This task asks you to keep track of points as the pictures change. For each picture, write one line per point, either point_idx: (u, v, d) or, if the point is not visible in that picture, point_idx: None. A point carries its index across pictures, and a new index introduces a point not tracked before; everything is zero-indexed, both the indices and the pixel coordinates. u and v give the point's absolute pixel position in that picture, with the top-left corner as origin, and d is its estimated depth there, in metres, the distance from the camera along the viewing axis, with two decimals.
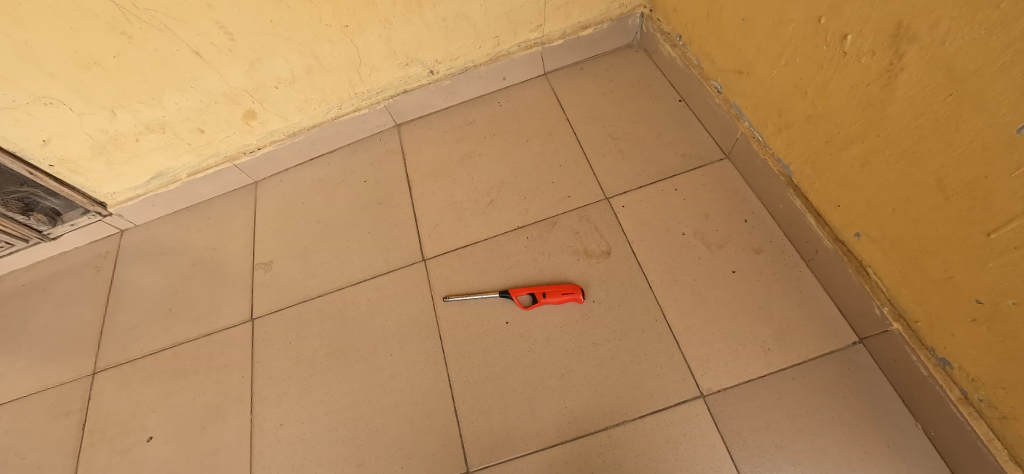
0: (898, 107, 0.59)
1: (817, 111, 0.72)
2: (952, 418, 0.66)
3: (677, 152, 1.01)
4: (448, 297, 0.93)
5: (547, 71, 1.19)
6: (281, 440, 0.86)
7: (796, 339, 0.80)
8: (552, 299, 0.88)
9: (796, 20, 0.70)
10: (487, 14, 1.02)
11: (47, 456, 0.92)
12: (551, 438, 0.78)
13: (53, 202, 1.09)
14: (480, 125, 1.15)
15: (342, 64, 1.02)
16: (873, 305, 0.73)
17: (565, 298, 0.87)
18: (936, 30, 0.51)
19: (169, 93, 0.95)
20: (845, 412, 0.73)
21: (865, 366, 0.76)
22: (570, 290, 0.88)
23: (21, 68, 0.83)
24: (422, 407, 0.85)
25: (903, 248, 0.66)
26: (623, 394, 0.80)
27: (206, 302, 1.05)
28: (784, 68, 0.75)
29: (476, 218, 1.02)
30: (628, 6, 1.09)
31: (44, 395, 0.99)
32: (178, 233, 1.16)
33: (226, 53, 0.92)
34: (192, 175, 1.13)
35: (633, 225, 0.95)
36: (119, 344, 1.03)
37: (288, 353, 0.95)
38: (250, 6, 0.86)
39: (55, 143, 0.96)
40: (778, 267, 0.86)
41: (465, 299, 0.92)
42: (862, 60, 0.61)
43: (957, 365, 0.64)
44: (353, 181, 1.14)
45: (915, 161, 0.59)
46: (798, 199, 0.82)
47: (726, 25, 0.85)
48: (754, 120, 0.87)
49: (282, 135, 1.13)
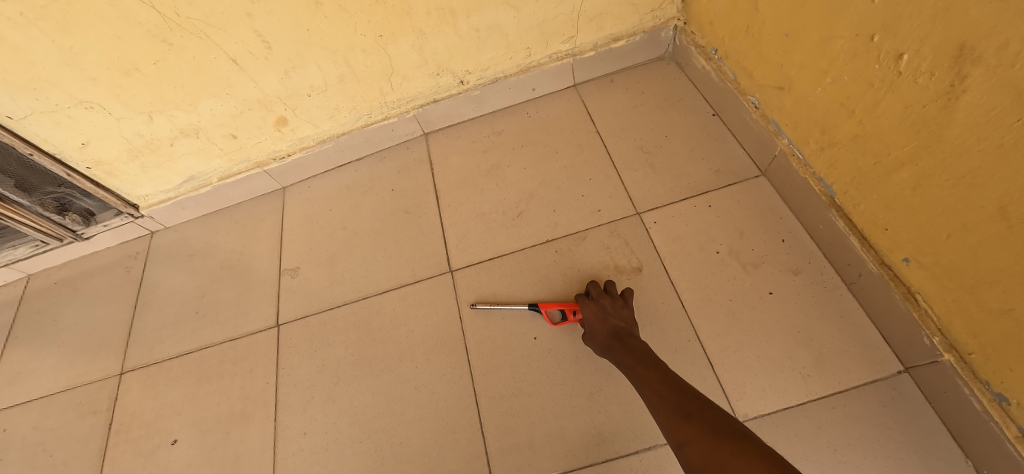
0: (958, 130, 0.56)
1: (864, 130, 0.69)
2: (1009, 457, 0.63)
3: (711, 168, 0.99)
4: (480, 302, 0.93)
5: (577, 82, 1.18)
6: (304, 450, 0.86)
7: (837, 366, 0.77)
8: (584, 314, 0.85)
9: (844, 37, 0.68)
10: (520, 26, 1.02)
11: (73, 454, 0.93)
12: (579, 459, 0.77)
13: (88, 202, 1.11)
14: (508, 135, 1.14)
15: (374, 72, 1.02)
16: (922, 334, 0.70)
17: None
18: (1005, 51, 0.49)
19: (204, 99, 0.96)
20: (889, 444, 0.70)
21: (910, 397, 0.73)
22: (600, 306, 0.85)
23: (65, 73, 0.85)
24: (447, 421, 0.83)
25: (959, 276, 0.63)
26: (651, 417, 0.78)
27: (232, 306, 1.05)
28: (829, 86, 0.73)
29: (504, 230, 1.01)
30: (662, 18, 1.08)
31: (72, 393, 1.00)
32: (205, 236, 1.18)
33: (261, 61, 0.93)
34: (222, 180, 1.14)
35: (664, 241, 0.93)
36: (146, 345, 1.04)
37: (312, 360, 0.95)
38: (288, 15, 0.86)
39: (93, 146, 0.99)
40: (818, 290, 0.83)
41: (491, 309, 0.91)
42: (919, 80, 0.59)
43: (1014, 401, 0.61)
44: (379, 189, 1.14)
45: (974, 187, 0.57)
46: (840, 220, 0.79)
47: (767, 40, 0.84)
48: (794, 136, 0.84)
49: (311, 142, 1.13)
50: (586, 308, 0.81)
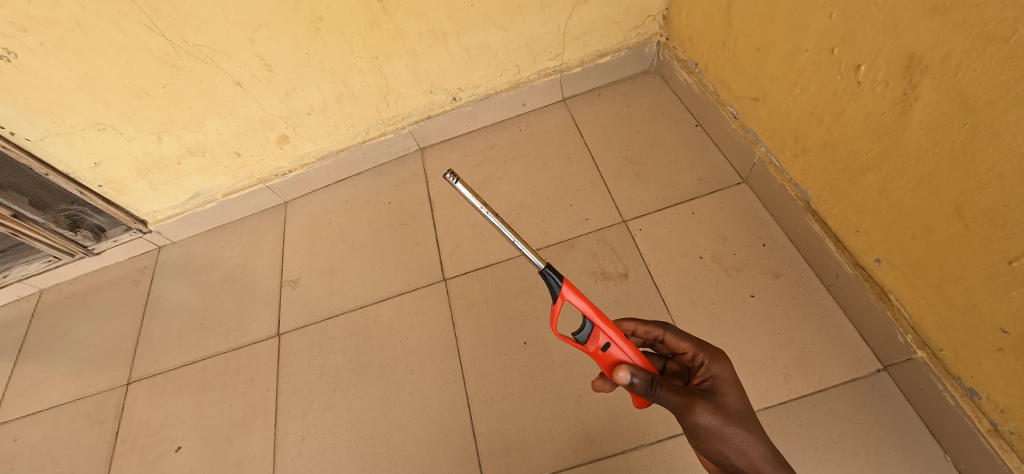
0: (914, 136, 0.60)
1: (833, 137, 0.73)
2: (983, 451, 0.64)
3: (694, 176, 1.03)
4: (483, 206, 0.52)
5: (566, 97, 1.22)
6: (303, 454, 0.88)
7: (817, 365, 0.79)
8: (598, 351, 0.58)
9: (810, 50, 0.72)
10: (509, 45, 1.07)
11: (81, 462, 0.96)
12: (568, 460, 0.79)
13: (99, 219, 1.17)
14: (500, 149, 1.19)
15: (371, 92, 1.07)
16: (897, 332, 0.72)
17: (608, 361, 0.59)
18: (948, 61, 0.52)
19: (210, 119, 1.02)
20: (869, 441, 0.72)
21: (889, 395, 0.75)
22: (636, 361, 0.58)
23: (80, 98, 0.90)
24: (441, 424, 0.86)
25: (925, 274, 0.65)
26: (637, 418, 0.80)
27: (235, 317, 1.09)
28: (798, 96, 0.77)
29: (495, 240, 1.05)
30: (644, 34, 1.13)
31: (81, 403, 1.04)
32: (210, 250, 1.22)
33: (264, 83, 0.98)
34: (226, 195, 1.19)
35: (650, 247, 0.96)
36: (152, 356, 1.08)
37: (311, 368, 0.98)
38: (288, 40, 0.92)
39: (105, 165, 1.04)
40: (798, 292, 0.86)
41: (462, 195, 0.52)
42: (876, 90, 0.63)
43: (984, 395, 0.63)
44: (377, 202, 1.19)
45: (932, 188, 0.60)
46: (816, 224, 0.82)
47: (742, 54, 0.88)
48: (771, 144, 0.88)
49: (312, 158, 1.18)
50: (725, 367, 0.58)
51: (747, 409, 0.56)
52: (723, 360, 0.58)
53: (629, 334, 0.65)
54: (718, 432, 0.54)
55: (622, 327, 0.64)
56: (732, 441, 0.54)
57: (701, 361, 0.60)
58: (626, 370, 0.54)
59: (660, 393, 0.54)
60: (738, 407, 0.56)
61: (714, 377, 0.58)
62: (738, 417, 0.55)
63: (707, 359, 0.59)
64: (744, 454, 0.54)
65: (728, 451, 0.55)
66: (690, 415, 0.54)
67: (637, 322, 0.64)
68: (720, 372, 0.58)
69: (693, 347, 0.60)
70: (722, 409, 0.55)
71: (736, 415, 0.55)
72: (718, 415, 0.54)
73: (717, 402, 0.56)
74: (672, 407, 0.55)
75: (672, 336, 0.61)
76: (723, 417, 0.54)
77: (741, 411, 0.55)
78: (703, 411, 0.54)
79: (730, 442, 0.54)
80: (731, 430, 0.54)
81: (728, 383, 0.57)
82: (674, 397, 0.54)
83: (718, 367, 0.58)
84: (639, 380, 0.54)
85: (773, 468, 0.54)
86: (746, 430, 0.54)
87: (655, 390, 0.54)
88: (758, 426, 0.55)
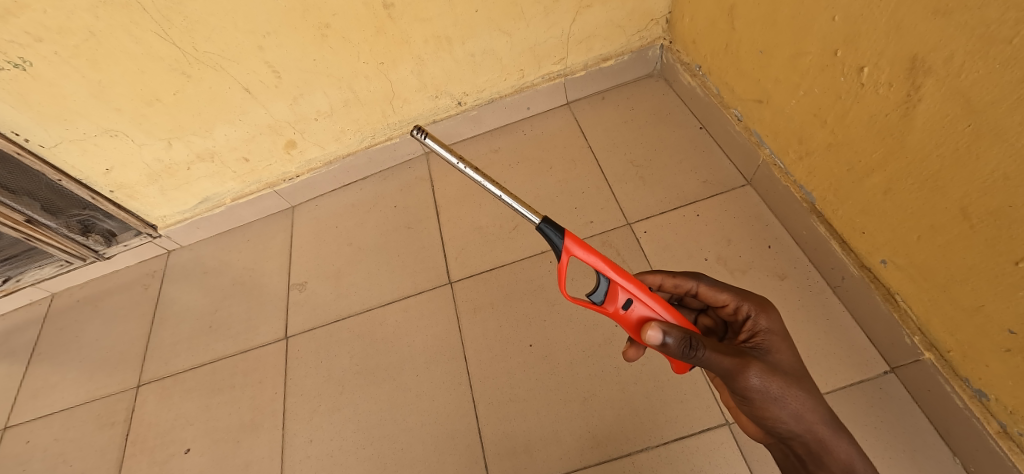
0: (918, 136, 0.60)
1: (836, 139, 0.73)
2: (993, 453, 0.64)
3: (699, 179, 1.03)
4: (459, 162, 0.56)
5: (570, 100, 1.23)
6: (311, 457, 0.89)
7: (824, 367, 0.78)
8: (618, 310, 0.58)
9: (812, 52, 0.72)
10: (513, 49, 1.08)
11: (92, 463, 0.98)
12: (574, 463, 0.79)
13: (110, 223, 1.19)
14: (505, 152, 1.20)
15: (377, 97, 1.08)
16: (904, 334, 0.72)
17: (633, 320, 0.59)
18: (951, 62, 0.53)
19: (219, 125, 1.03)
20: (876, 443, 0.72)
21: (897, 396, 0.74)
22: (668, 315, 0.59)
23: (93, 105, 0.92)
24: (447, 427, 0.86)
25: (931, 276, 0.65)
26: (644, 420, 0.80)
27: (243, 321, 1.10)
28: (802, 98, 0.77)
29: (500, 243, 1.05)
30: (647, 38, 1.13)
31: (92, 405, 1.05)
32: (219, 254, 1.24)
33: (272, 89, 1.00)
34: (235, 200, 1.21)
35: (654, 249, 0.96)
36: (162, 359, 1.09)
37: (319, 371, 0.99)
38: (296, 47, 0.94)
39: (116, 171, 1.06)
40: (804, 294, 0.86)
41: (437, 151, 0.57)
42: (880, 90, 0.63)
43: (993, 397, 0.63)
44: (383, 206, 1.20)
45: (937, 189, 0.60)
46: (821, 225, 0.82)
47: (744, 56, 0.88)
48: (775, 147, 0.88)
49: (318, 163, 1.20)
50: (773, 319, 0.59)
51: (800, 366, 0.56)
52: (770, 311, 0.59)
53: (656, 288, 0.66)
54: (777, 396, 0.52)
55: (649, 281, 0.65)
56: (790, 405, 0.53)
57: (746, 314, 0.61)
58: (657, 331, 0.53)
59: (703, 354, 0.52)
60: (791, 364, 0.56)
61: (763, 330, 0.59)
62: (794, 377, 0.54)
63: (754, 311, 0.60)
64: (801, 418, 0.53)
65: (786, 417, 0.53)
66: (742, 378, 0.52)
67: (665, 276, 0.65)
68: (768, 325, 0.59)
69: (734, 298, 0.61)
70: (777, 367, 0.55)
71: (790, 370, 0.55)
72: (775, 377, 0.53)
73: (772, 360, 0.56)
74: (723, 370, 0.53)
75: (707, 287, 0.62)
76: (781, 380, 0.53)
77: (795, 366, 0.55)
78: (758, 373, 0.52)
79: (788, 405, 0.53)
80: (789, 391, 0.53)
81: (778, 338, 0.58)
82: (728, 360, 0.52)
83: (765, 320, 0.59)
84: (673, 341, 0.53)
85: (830, 429, 0.53)
86: (803, 385, 0.54)
87: (694, 351, 0.51)
88: (813, 386, 0.55)
